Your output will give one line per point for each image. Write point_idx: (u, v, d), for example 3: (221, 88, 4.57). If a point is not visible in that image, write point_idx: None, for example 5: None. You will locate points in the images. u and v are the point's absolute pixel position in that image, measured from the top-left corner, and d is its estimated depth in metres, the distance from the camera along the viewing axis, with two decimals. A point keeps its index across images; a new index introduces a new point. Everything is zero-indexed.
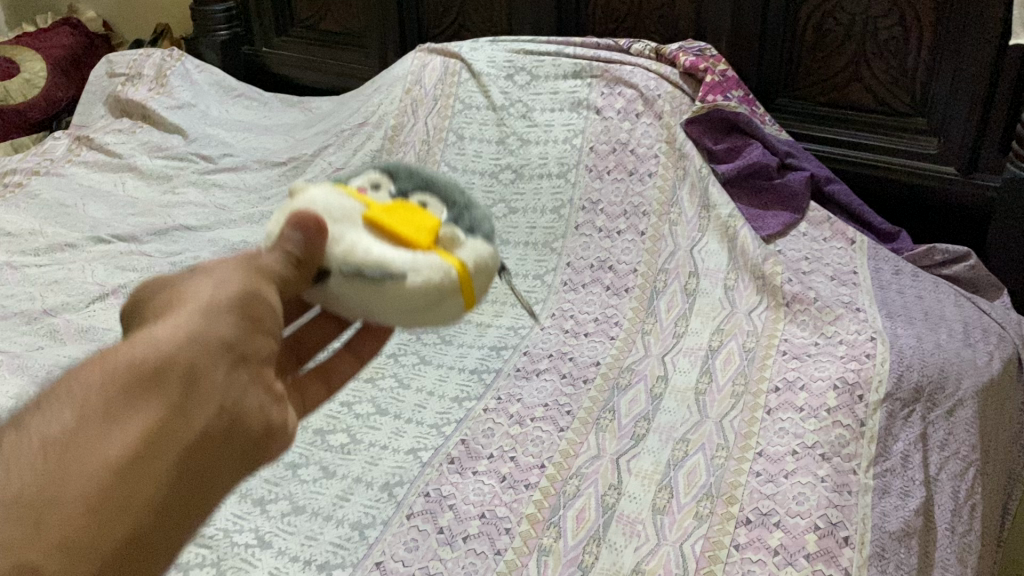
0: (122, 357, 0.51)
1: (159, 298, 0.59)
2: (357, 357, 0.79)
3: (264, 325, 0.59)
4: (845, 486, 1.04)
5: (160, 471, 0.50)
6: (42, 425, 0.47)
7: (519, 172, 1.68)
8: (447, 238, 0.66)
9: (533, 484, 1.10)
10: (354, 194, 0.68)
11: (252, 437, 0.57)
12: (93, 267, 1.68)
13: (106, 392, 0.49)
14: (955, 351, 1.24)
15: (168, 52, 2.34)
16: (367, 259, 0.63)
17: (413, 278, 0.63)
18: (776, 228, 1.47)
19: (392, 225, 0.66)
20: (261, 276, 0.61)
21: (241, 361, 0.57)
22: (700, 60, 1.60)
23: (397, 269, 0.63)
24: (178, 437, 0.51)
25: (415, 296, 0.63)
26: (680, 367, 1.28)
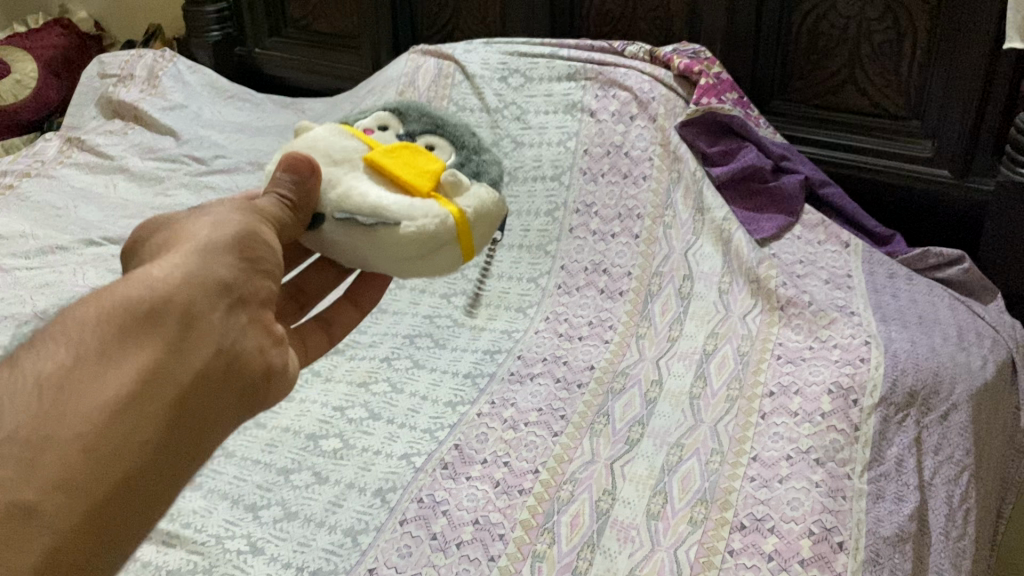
0: (121, 296, 0.57)
1: (163, 239, 0.66)
2: (355, 303, 0.92)
3: (261, 267, 0.66)
4: (840, 491, 1.03)
5: (161, 397, 0.56)
6: (36, 362, 0.53)
7: (512, 175, 1.68)
8: (444, 185, 0.80)
9: (526, 490, 1.09)
10: (362, 142, 0.82)
11: (252, 374, 0.63)
12: (84, 270, 1.67)
13: (104, 333, 0.55)
14: (949, 355, 1.24)
15: (160, 53, 2.33)
16: (366, 203, 0.76)
17: (407, 222, 0.76)
18: (770, 232, 1.46)
19: (391, 168, 0.79)
20: (256, 220, 0.68)
21: (238, 303, 0.63)
22: (694, 63, 1.60)
23: (392, 213, 0.76)
24: (174, 373, 0.57)
25: (408, 238, 0.76)
26: (674, 371, 1.28)
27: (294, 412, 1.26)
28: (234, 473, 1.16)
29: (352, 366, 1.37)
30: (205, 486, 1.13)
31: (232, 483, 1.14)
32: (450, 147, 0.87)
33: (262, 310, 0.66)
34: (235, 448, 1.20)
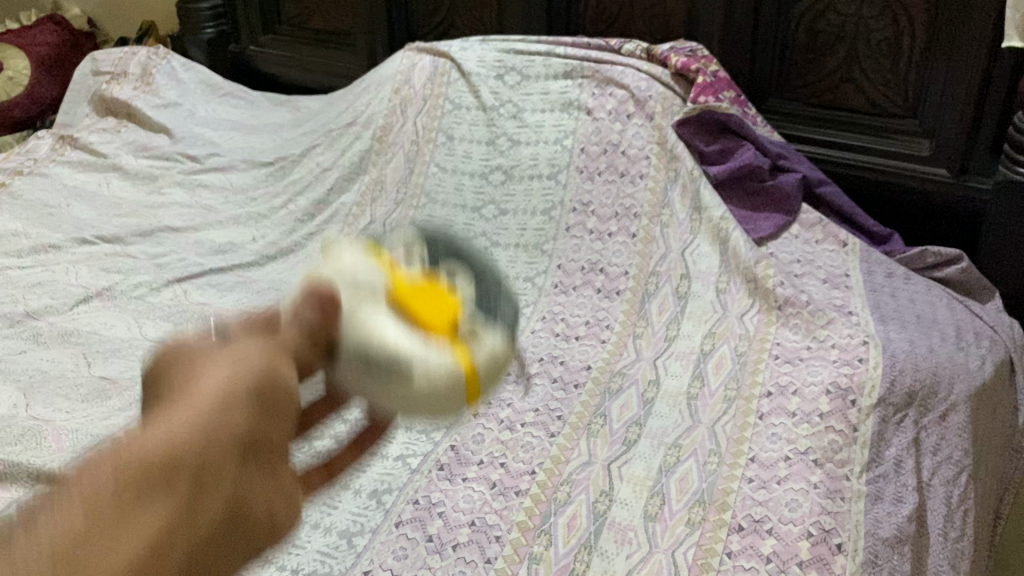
0: (128, 460, 0.51)
1: (181, 371, 0.59)
2: None
3: (285, 409, 0.59)
4: (838, 492, 1.03)
5: (176, 561, 0.51)
6: (30, 538, 0.47)
7: (509, 173, 1.67)
8: (466, 334, 0.67)
9: (523, 491, 1.08)
10: (384, 269, 0.71)
11: (272, 530, 0.57)
12: (77, 269, 1.66)
13: (107, 505, 0.49)
14: (947, 355, 1.24)
15: (154, 50, 2.31)
16: (380, 351, 0.64)
17: (421, 377, 0.64)
18: (768, 231, 1.45)
19: (414, 302, 0.68)
20: (280, 357, 0.61)
21: (257, 454, 0.57)
22: (692, 61, 1.59)
23: (407, 364, 0.64)
24: (182, 546, 0.51)
25: (422, 395, 0.64)
26: (671, 371, 1.28)
27: None
28: None
29: None
30: None
31: None
32: (475, 278, 0.73)
33: (286, 454, 0.60)
34: None
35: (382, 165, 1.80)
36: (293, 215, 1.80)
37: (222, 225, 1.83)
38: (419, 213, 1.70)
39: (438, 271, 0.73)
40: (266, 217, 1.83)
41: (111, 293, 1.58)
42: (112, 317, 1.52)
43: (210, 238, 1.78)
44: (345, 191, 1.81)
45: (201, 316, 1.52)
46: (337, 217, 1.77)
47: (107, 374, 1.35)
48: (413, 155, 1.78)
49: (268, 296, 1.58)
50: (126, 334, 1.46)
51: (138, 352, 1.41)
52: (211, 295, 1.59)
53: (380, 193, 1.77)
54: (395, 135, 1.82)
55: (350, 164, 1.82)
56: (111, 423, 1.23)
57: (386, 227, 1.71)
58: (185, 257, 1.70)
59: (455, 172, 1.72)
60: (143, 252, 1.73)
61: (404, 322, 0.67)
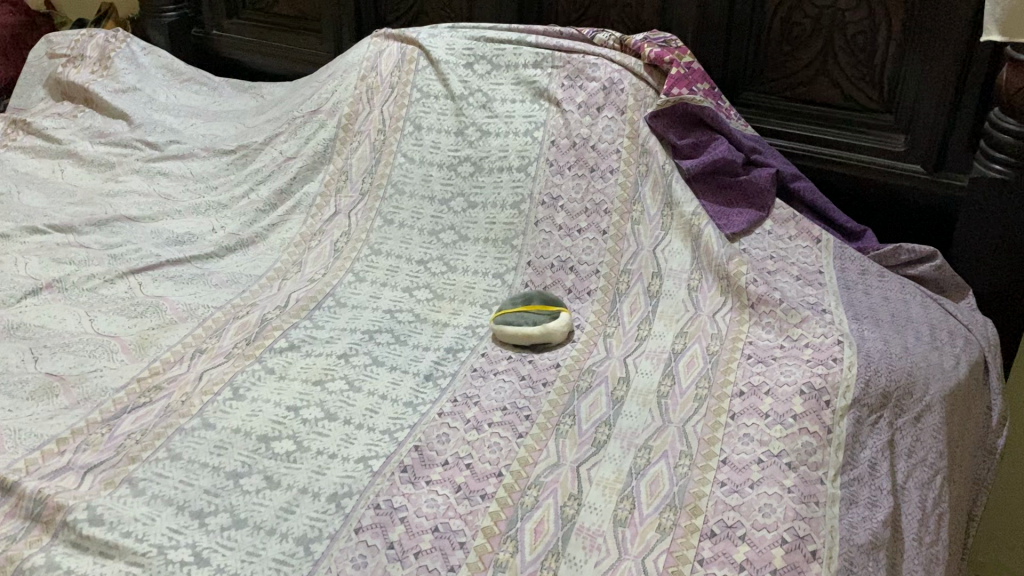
0: None
1: None
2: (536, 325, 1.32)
3: None
4: (813, 497, 1.00)
5: None
6: None
7: (477, 165, 1.63)
8: (542, 319, 1.32)
9: (489, 495, 1.04)
10: (539, 317, 1.33)
11: None
12: (27, 259, 1.59)
13: None
14: (923, 355, 1.22)
15: (112, 33, 2.23)
16: (546, 321, 1.32)
17: (545, 318, 1.32)
18: (741, 226, 1.41)
19: (543, 313, 1.34)
20: None
21: None
22: (665, 52, 1.54)
23: (545, 320, 1.32)
24: None
25: (539, 318, 1.32)
26: (642, 369, 1.24)
27: (246, 411, 1.20)
28: (180, 477, 1.08)
29: (307, 363, 1.31)
30: (147, 492, 1.05)
31: (178, 488, 1.06)
32: (537, 320, 1.32)
33: None
34: (180, 449, 1.13)
35: (347, 155, 1.74)
36: (254, 206, 1.74)
37: (181, 215, 1.77)
38: (385, 205, 1.66)
39: (542, 318, 1.32)
40: (227, 207, 1.77)
41: (62, 285, 1.52)
42: (62, 310, 1.45)
43: (168, 228, 1.72)
44: (308, 181, 1.75)
45: (155, 310, 1.46)
46: (301, 208, 1.71)
47: (54, 370, 1.29)
48: (379, 144, 1.73)
49: (227, 290, 1.52)
50: (76, 328, 1.40)
51: (89, 347, 1.35)
52: (167, 288, 1.53)
53: (344, 183, 1.71)
54: (361, 124, 1.77)
55: (314, 153, 1.76)
56: (57, 423, 1.17)
57: (352, 219, 1.66)
58: (141, 247, 1.64)
59: (422, 162, 1.68)
60: (96, 242, 1.67)
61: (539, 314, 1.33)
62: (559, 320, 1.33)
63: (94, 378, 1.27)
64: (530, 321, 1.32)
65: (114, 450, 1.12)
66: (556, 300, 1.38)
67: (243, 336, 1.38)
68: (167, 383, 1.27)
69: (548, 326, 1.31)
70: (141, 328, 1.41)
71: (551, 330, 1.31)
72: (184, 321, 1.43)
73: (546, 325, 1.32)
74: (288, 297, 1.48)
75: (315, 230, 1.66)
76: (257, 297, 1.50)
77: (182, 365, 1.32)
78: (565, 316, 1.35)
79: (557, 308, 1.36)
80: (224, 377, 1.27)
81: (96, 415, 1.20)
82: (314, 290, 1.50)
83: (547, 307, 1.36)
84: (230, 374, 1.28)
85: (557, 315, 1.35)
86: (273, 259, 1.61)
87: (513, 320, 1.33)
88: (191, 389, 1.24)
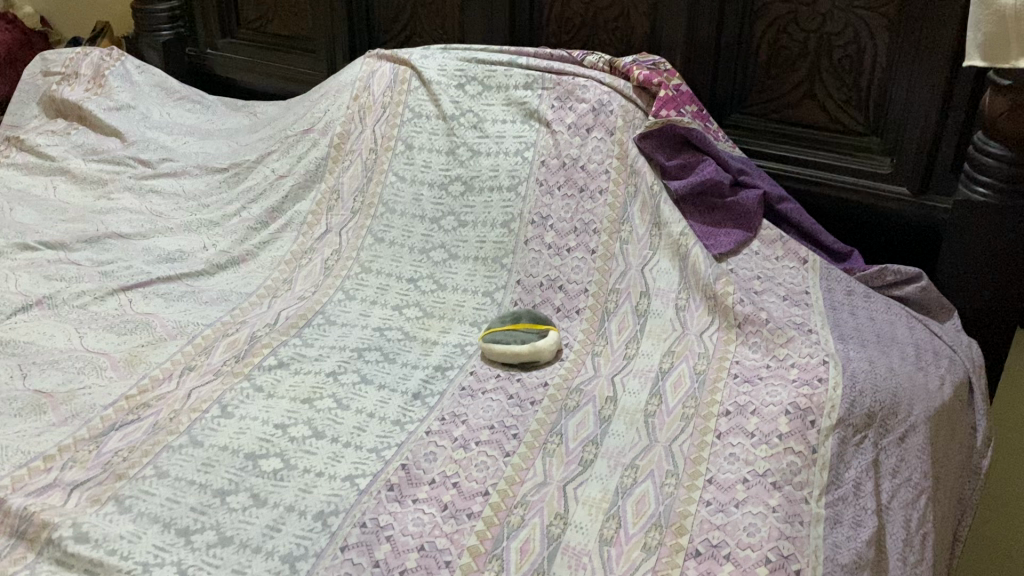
0: None
1: None
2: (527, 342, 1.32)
3: None
4: (797, 516, 1.01)
5: None
6: None
7: (468, 184, 1.64)
8: (533, 337, 1.33)
9: (475, 514, 1.04)
10: (529, 335, 1.33)
11: None
12: (18, 276, 1.60)
13: None
14: (907, 375, 1.23)
15: (107, 52, 2.24)
16: (536, 339, 1.33)
17: (536, 336, 1.33)
18: (729, 247, 1.42)
19: (534, 330, 1.35)
20: None
21: None
22: (654, 74, 1.56)
23: (536, 339, 1.33)
24: None
25: (529, 335, 1.33)
26: (629, 388, 1.25)
27: (233, 428, 1.20)
28: (167, 495, 1.08)
29: (295, 381, 1.31)
30: (134, 509, 1.05)
31: (164, 506, 1.06)
32: (528, 338, 1.33)
33: None
34: (168, 466, 1.13)
35: (339, 174, 1.76)
36: (245, 223, 1.75)
37: (172, 232, 1.77)
38: (376, 223, 1.67)
39: (533, 337, 1.33)
40: (218, 225, 1.78)
41: (52, 301, 1.52)
42: (52, 327, 1.45)
43: (159, 245, 1.72)
44: (300, 200, 1.76)
45: (145, 327, 1.46)
46: (292, 225, 1.72)
47: (43, 386, 1.29)
48: (371, 163, 1.74)
49: (217, 307, 1.53)
50: (65, 345, 1.40)
51: (78, 363, 1.35)
52: (157, 305, 1.53)
53: (336, 202, 1.72)
54: (353, 143, 1.78)
55: (306, 172, 1.77)
56: (44, 440, 1.17)
57: (342, 237, 1.66)
58: (132, 264, 1.65)
59: (413, 182, 1.69)
60: (87, 258, 1.67)
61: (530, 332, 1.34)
62: (550, 337, 1.34)
63: (82, 395, 1.27)
64: (518, 338, 1.33)
65: (101, 467, 1.12)
66: (546, 319, 1.39)
67: (232, 354, 1.39)
68: (155, 401, 1.27)
69: (539, 343, 1.32)
70: (131, 345, 1.41)
71: (541, 348, 1.32)
72: (174, 338, 1.43)
73: (536, 342, 1.32)
74: (278, 315, 1.49)
75: (306, 247, 1.67)
76: (247, 314, 1.50)
77: (171, 382, 1.32)
78: (554, 333, 1.35)
79: (547, 326, 1.37)
80: (213, 395, 1.27)
81: (84, 431, 1.20)
82: (304, 307, 1.50)
83: (536, 325, 1.36)
84: (219, 391, 1.28)
85: (545, 332, 1.35)
86: (263, 277, 1.62)
87: (502, 338, 1.34)
88: (179, 407, 1.25)
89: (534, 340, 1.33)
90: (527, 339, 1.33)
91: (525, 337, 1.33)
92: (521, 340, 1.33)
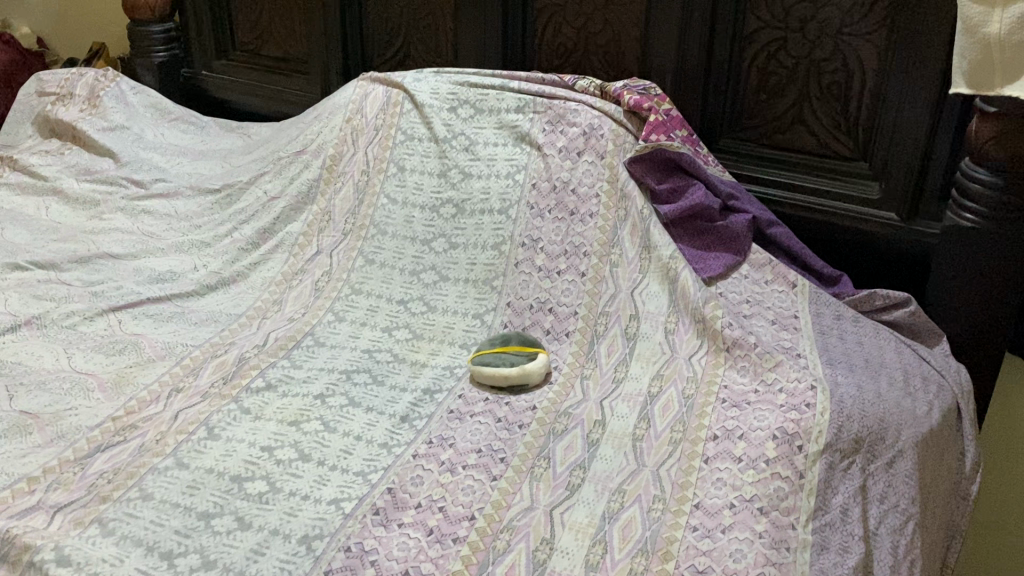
0: None
1: None
2: (517, 364, 1.32)
3: None
4: (784, 542, 1.01)
5: None
6: None
7: (460, 207, 1.65)
8: (523, 360, 1.33)
9: (461, 538, 1.04)
10: (518, 357, 1.33)
11: None
12: (8, 296, 1.59)
13: None
14: (895, 401, 1.22)
15: (102, 72, 2.25)
16: (525, 361, 1.33)
17: (525, 359, 1.33)
18: (718, 270, 1.42)
19: (524, 351, 1.35)
20: None
21: None
22: (644, 99, 1.57)
23: (525, 361, 1.33)
24: None
25: (518, 358, 1.33)
26: (618, 412, 1.25)
27: (220, 450, 1.19)
28: (151, 517, 1.07)
29: (282, 404, 1.30)
30: (118, 532, 1.04)
31: (148, 529, 1.05)
32: (518, 360, 1.33)
33: None
34: (153, 488, 1.12)
35: (331, 196, 1.76)
36: (236, 244, 1.75)
37: (163, 253, 1.77)
38: (367, 245, 1.67)
39: (523, 359, 1.33)
40: (209, 245, 1.78)
41: (41, 322, 1.51)
42: (40, 347, 1.45)
43: (150, 265, 1.72)
44: (292, 221, 1.77)
45: (133, 348, 1.46)
46: (283, 247, 1.72)
47: (29, 407, 1.29)
48: (363, 185, 1.75)
49: (206, 328, 1.53)
50: (53, 366, 1.40)
51: (65, 385, 1.34)
52: (146, 326, 1.53)
53: (327, 223, 1.73)
54: (345, 165, 1.78)
55: (298, 193, 1.78)
56: (28, 462, 1.17)
57: (333, 258, 1.67)
58: (122, 284, 1.65)
59: (405, 204, 1.69)
60: (78, 279, 1.67)
61: (519, 354, 1.34)
62: (538, 359, 1.34)
63: (69, 417, 1.27)
64: (508, 361, 1.33)
65: (85, 489, 1.12)
66: (533, 339, 1.39)
67: (220, 375, 1.38)
68: (141, 422, 1.26)
69: (528, 366, 1.32)
70: (119, 366, 1.41)
71: (531, 370, 1.32)
72: (162, 360, 1.43)
73: (526, 364, 1.32)
74: (268, 336, 1.49)
75: (297, 269, 1.67)
76: (236, 336, 1.50)
77: (158, 404, 1.31)
78: (542, 354, 1.36)
79: (535, 347, 1.37)
80: (200, 416, 1.27)
81: (69, 453, 1.19)
82: (293, 329, 1.50)
83: (524, 346, 1.36)
84: (206, 413, 1.27)
85: (533, 354, 1.35)
86: (254, 298, 1.62)
87: (492, 361, 1.33)
88: (166, 429, 1.24)
89: (524, 363, 1.32)
90: (517, 361, 1.33)
91: (515, 360, 1.33)
92: (512, 363, 1.33)
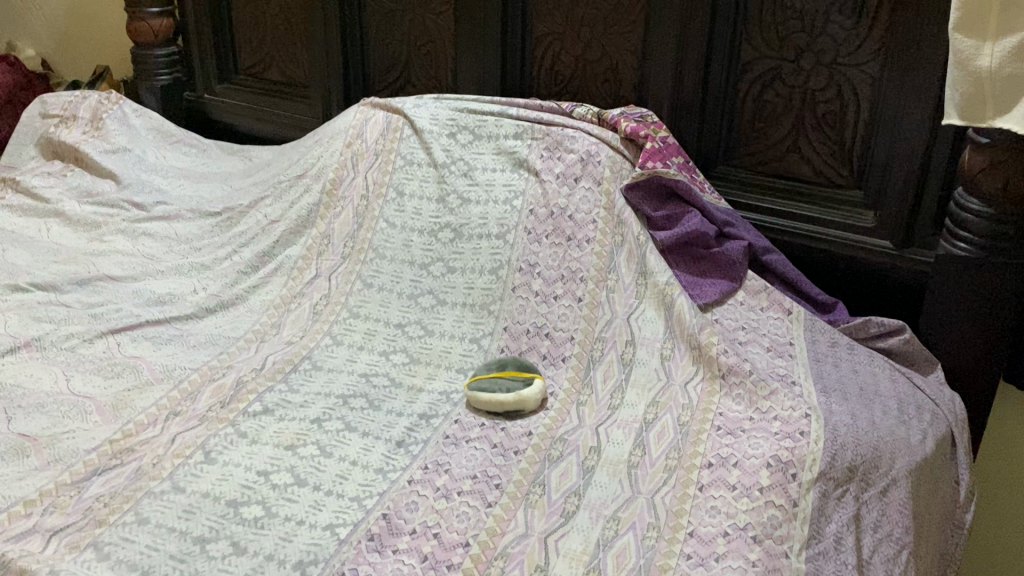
0: None
1: None
2: (513, 391, 1.33)
3: None
4: (777, 571, 1.01)
5: None
6: None
7: (458, 232, 1.66)
8: (520, 386, 1.34)
9: (455, 565, 1.04)
10: (515, 383, 1.34)
11: None
12: (8, 317, 1.60)
13: None
14: (889, 429, 1.23)
15: (106, 95, 2.27)
16: (522, 388, 1.33)
17: (521, 385, 1.34)
18: (713, 297, 1.44)
19: (522, 377, 1.35)
20: None
21: None
22: (641, 127, 1.59)
23: (521, 388, 1.33)
24: None
25: (515, 385, 1.33)
26: (613, 438, 1.25)
27: (216, 475, 1.20)
28: (147, 542, 1.07)
29: (279, 428, 1.31)
30: (113, 557, 1.04)
31: (143, 554, 1.05)
32: (515, 386, 1.33)
33: None
34: (149, 513, 1.12)
35: (330, 220, 1.77)
36: (236, 266, 1.76)
37: (163, 275, 1.78)
38: (366, 269, 1.68)
39: (520, 386, 1.34)
40: (209, 268, 1.79)
41: (40, 344, 1.52)
42: (38, 369, 1.45)
43: (150, 288, 1.73)
44: (291, 244, 1.78)
45: (132, 371, 1.46)
46: (282, 270, 1.74)
47: (27, 430, 1.29)
48: (362, 210, 1.76)
49: (204, 351, 1.53)
50: (51, 388, 1.40)
51: (63, 407, 1.35)
52: (145, 349, 1.54)
53: (327, 246, 1.74)
54: (345, 189, 1.80)
55: (297, 217, 1.79)
56: (25, 485, 1.17)
57: (332, 282, 1.68)
58: (122, 307, 1.66)
59: (403, 228, 1.71)
60: (78, 301, 1.68)
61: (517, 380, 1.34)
62: (535, 386, 1.35)
63: (66, 440, 1.27)
64: (506, 387, 1.33)
65: (81, 513, 1.12)
66: (531, 365, 1.40)
67: (218, 399, 1.39)
68: (139, 446, 1.27)
69: (525, 393, 1.32)
70: (117, 389, 1.41)
71: (527, 398, 1.32)
72: (160, 383, 1.43)
73: (523, 391, 1.33)
74: (266, 360, 1.49)
75: (296, 292, 1.68)
76: (234, 359, 1.51)
77: (155, 427, 1.32)
78: (540, 381, 1.36)
79: (533, 373, 1.37)
80: (197, 440, 1.27)
81: (66, 476, 1.19)
82: (291, 353, 1.51)
83: (523, 372, 1.37)
84: (203, 437, 1.28)
85: (531, 380, 1.36)
86: (253, 321, 1.63)
87: (488, 386, 1.34)
88: (162, 452, 1.25)
89: (521, 389, 1.33)
90: (514, 388, 1.33)
91: (512, 386, 1.33)
92: (508, 389, 1.33)
